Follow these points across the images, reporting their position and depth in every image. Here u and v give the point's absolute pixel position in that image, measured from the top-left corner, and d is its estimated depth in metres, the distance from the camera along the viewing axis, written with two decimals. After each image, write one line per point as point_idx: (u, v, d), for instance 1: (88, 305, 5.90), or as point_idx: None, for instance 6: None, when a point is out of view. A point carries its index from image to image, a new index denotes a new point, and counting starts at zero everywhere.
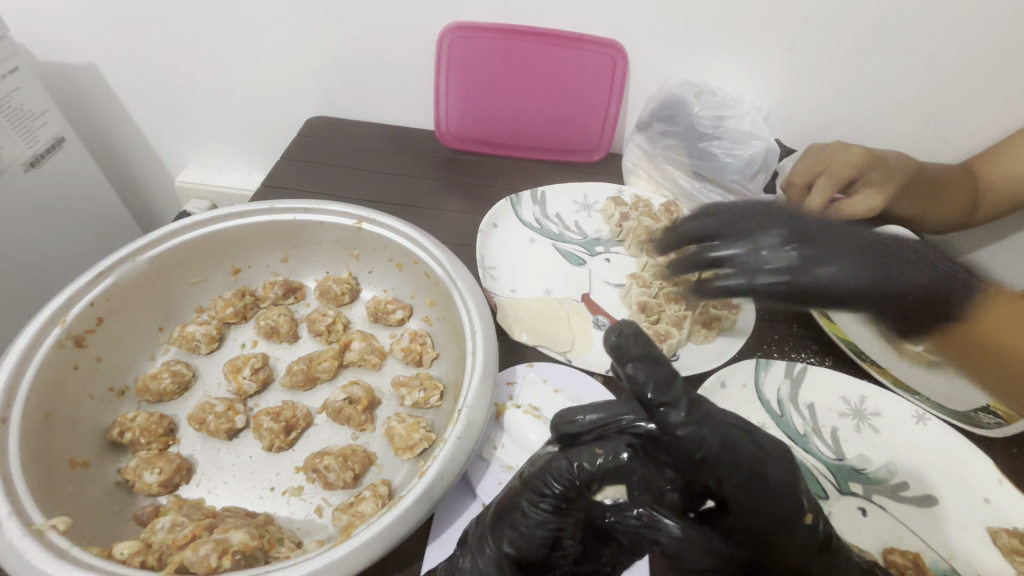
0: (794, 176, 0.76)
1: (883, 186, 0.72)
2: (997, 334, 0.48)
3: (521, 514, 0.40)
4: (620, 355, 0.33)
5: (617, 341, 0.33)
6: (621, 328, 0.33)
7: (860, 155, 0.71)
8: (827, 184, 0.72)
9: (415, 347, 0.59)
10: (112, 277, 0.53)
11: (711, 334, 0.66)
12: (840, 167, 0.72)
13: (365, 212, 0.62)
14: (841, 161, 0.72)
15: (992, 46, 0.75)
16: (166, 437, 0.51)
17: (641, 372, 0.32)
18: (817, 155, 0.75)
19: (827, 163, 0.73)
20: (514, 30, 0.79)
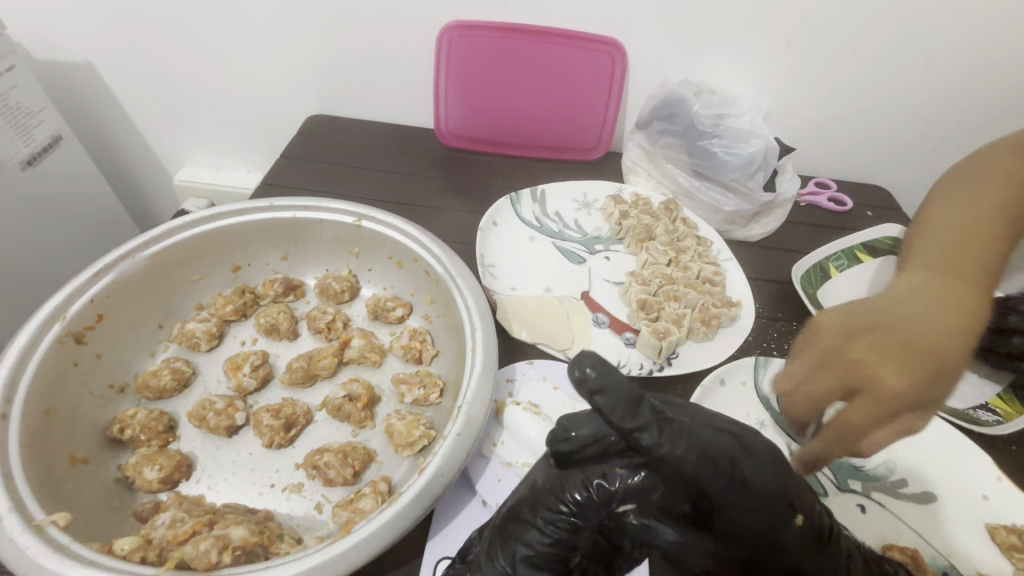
0: (793, 395, 0.41)
1: (936, 395, 0.38)
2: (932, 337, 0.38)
3: (535, 531, 0.39)
4: (586, 390, 0.32)
5: (586, 374, 0.32)
6: (586, 360, 0.32)
7: (875, 354, 0.38)
8: (842, 388, 0.38)
9: (415, 345, 0.59)
10: (112, 274, 0.53)
11: (711, 332, 0.66)
12: (852, 413, 0.38)
13: (365, 209, 0.62)
14: (867, 373, 0.37)
15: (990, 44, 0.75)
16: (166, 433, 0.51)
17: (610, 401, 0.32)
18: (825, 355, 0.39)
19: (847, 361, 0.38)
20: (513, 28, 0.79)
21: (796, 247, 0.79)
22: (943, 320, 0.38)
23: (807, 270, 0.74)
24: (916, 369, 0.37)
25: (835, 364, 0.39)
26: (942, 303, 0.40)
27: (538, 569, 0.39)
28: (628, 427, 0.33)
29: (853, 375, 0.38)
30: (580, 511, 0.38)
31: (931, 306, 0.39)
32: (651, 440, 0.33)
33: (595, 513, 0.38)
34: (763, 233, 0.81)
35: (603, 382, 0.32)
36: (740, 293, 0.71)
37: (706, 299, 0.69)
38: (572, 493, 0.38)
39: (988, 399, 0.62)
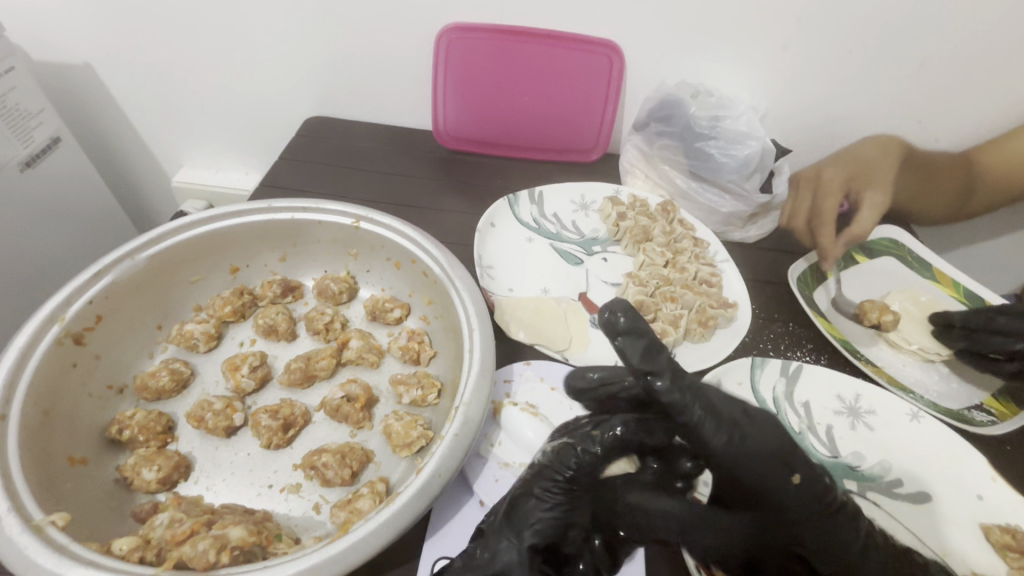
0: (796, 215, 0.82)
1: (872, 189, 0.83)
2: (849, 178, 0.84)
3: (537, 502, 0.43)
4: (612, 332, 0.39)
5: (613, 321, 0.38)
6: (614, 307, 0.39)
7: (839, 178, 0.83)
8: (830, 199, 0.82)
9: (413, 345, 0.59)
10: (112, 275, 0.53)
11: (708, 333, 0.66)
12: (827, 210, 0.82)
13: (363, 211, 0.62)
14: (830, 185, 0.82)
15: (986, 46, 0.76)
16: (165, 434, 0.51)
17: (630, 345, 0.38)
18: (809, 189, 0.83)
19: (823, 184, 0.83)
20: (511, 30, 0.79)
21: (792, 249, 0.80)
22: (839, 176, 0.83)
23: (801, 271, 0.75)
24: (827, 185, 0.83)
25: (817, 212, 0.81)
26: (821, 189, 0.83)
27: (541, 537, 0.42)
28: (641, 367, 0.38)
29: (829, 196, 0.82)
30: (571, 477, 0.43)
31: (817, 188, 0.83)
32: (655, 374, 0.38)
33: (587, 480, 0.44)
34: (760, 235, 0.81)
35: (634, 325, 0.39)
36: (737, 295, 0.72)
37: (703, 300, 0.69)
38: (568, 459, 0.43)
39: (982, 399, 0.63)
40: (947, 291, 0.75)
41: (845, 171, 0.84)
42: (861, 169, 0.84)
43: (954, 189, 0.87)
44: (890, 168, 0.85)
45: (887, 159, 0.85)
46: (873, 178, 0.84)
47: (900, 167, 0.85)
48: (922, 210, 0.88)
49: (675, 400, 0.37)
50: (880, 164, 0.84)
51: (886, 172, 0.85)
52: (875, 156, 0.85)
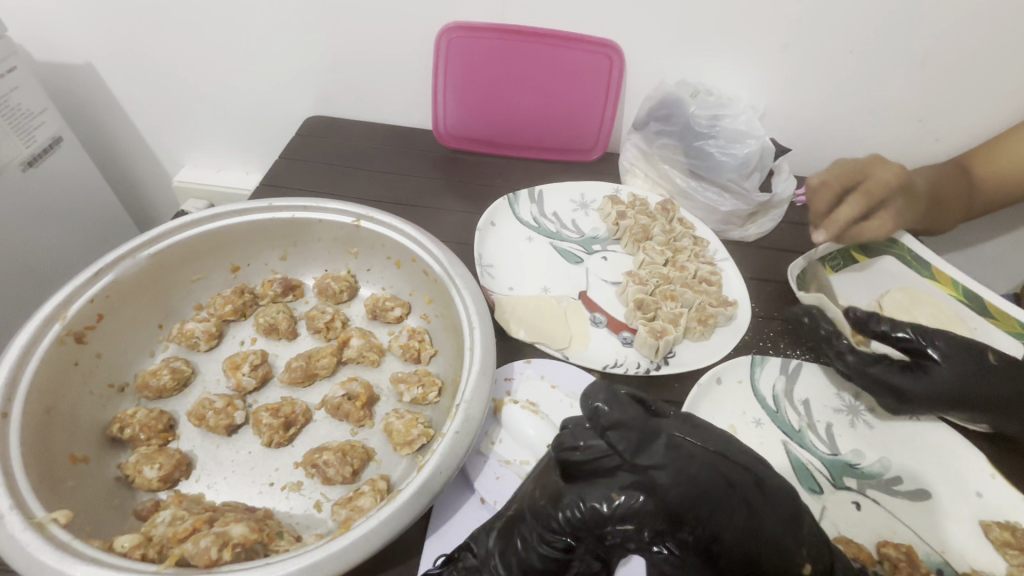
0: (830, 180, 0.76)
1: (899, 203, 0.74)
2: (899, 172, 0.75)
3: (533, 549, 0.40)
4: (599, 428, 0.36)
5: (597, 407, 0.36)
6: (595, 399, 0.36)
7: (897, 176, 0.74)
8: (880, 176, 0.74)
9: (413, 344, 0.59)
10: (113, 274, 0.54)
11: (708, 331, 0.66)
12: (874, 186, 0.74)
13: (363, 210, 0.62)
14: (878, 179, 0.74)
15: (984, 45, 0.76)
16: (166, 433, 0.51)
17: (620, 437, 0.37)
18: (856, 164, 0.76)
19: (869, 174, 0.75)
20: (511, 30, 0.79)
21: (791, 247, 0.80)
22: (895, 174, 0.74)
23: (801, 270, 0.75)
24: (881, 170, 0.75)
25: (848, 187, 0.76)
26: (877, 164, 0.76)
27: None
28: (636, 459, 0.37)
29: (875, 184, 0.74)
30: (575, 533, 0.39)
31: (874, 164, 0.76)
32: (651, 467, 0.37)
33: (587, 533, 0.39)
34: (759, 233, 0.81)
35: (616, 413, 0.36)
36: (737, 293, 0.72)
37: (702, 299, 0.69)
38: (566, 512, 0.38)
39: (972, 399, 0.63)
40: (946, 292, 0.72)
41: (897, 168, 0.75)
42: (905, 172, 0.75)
43: (958, 209, 0.83)
44: (935, 196, 0.79)
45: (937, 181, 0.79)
46: (912, 191, 0.76)
47: (944, 196, 0.79)
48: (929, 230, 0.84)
49: (676, 484, 0.37)
50: (937, 186, 0.78)
51: (932, 199, 0.79)
52: (932, 181, 0.78)
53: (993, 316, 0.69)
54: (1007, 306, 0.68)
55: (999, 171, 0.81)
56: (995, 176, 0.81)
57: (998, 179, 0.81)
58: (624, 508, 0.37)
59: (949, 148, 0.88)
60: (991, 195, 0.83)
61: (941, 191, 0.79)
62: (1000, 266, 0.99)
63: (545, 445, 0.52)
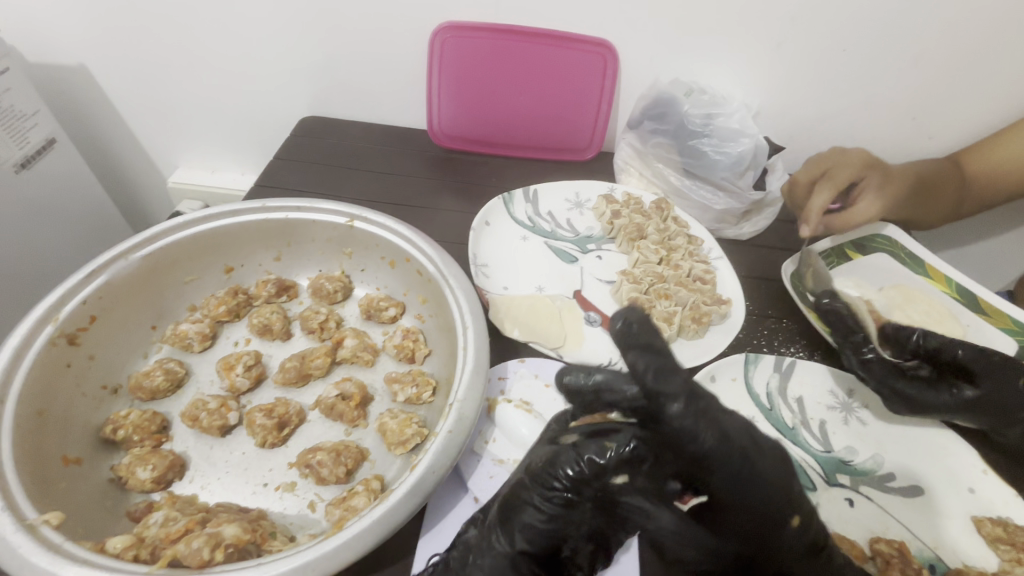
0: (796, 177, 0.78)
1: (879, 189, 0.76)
2: (864, 159, 0.76)
3: (533, 510, 0.42)
4: (627, 344, 0.39)
5: (624, 328, 0.40)
6: (626, 317, 0.40)
7: (857, 163, 0.76)
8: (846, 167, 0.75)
9: (408, 344, 0.59)
10: (105, 275, 0.53)
11: (702, 330, 0.66)
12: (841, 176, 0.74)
13: (357, 210, 0.62)
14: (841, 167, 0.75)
15: (975, 45, 0.76)
16: (159, 434, 0.51)
17: (642, 361, 0.38)
18: (815, 160, 0.78)
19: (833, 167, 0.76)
20: (506, 29, 0.80)
21: (785, 246, 0.80)
22: (853, 162, 0.76)
23: (795, 268, 0.75)
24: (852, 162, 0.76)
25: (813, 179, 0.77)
26: (843, 155, 0.77)
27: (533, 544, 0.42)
28: (654, 389, 0.37)
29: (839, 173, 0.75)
30: (575, 485, 0.41)
31: (843, 155, 0.77)
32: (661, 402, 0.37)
33: (588, 488, 0.41)
34: (753, 231, 0.81)
35: (643, 336, 0.39)
36: (731, 291, 0.72)
37: (697, 297, 0.69)
38: (565, 468, 0.41)
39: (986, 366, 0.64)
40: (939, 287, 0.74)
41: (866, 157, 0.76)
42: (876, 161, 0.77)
43: (952, 201, 0.83)
44: (926, 180, 0.80)
45: (924, 168, 0.81)
46: (895, 178, 0.77)
47: (935, 181, 0.80)
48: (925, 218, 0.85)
49: (684, 424, 0.37)
50: (924, 173, 0.80)
51: (923, 185, 0.80)
52: (918, 167, 0.81)
53: (988, 313, 0.71)
54: (1002, 304, 0.70)
55: (990, 168, 0.82)
56: (988, 173, 0.82)
57: (990, 177, 0.82)
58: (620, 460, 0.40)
59: (941, 146, 0.89)
60: (985, 191, 0.84)
61: (931, 178, 0.80)
62: (994, 264, 1.00)
63: None
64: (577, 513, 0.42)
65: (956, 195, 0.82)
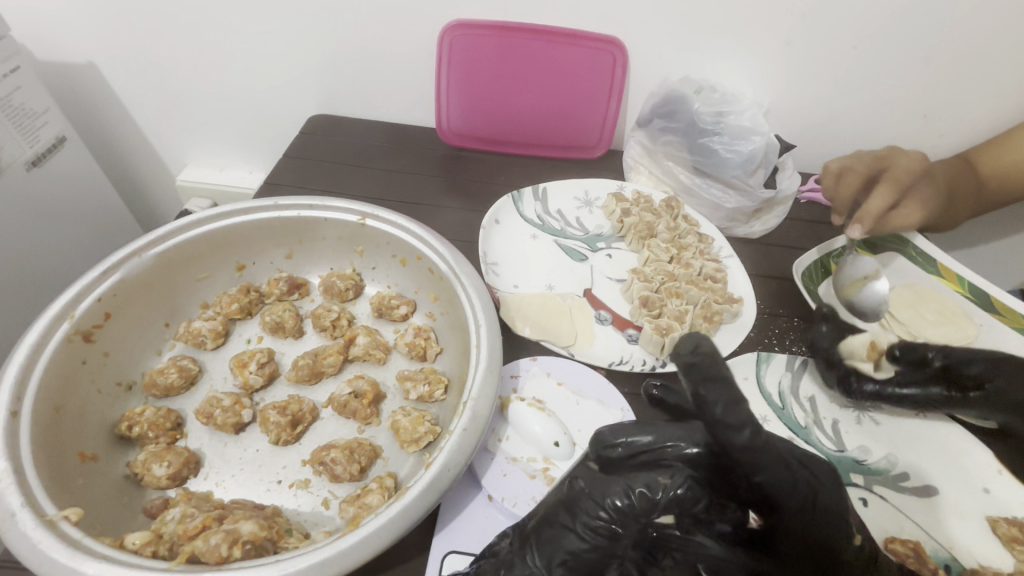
0: (851, 168, 0.75)
1: (926, 188, 0.75)
2: (919, 163, 0.74)
3: (575, 536, 0.40)
4: (693, 375, 0.35)
5: (688, 359, 0.36)
6: (697, 344, 0.35)
7: (918, 163, 0.74)
8: (905, 162, 0.74)
9: (419, 341, 0.59)
10: (120, 273, 0.53)
11: (713, 327, 0.66)
12: (898, 167, 0.73)
13: (368, 208, 0.62)
14: (902, 167, 0.73)
15: (989, 41, 0.76)
16: (174, 431, 0.51)
17: (715, 396, 0.35)
18: (871, 153, 0.76)
19: (891, 163, 0.74)
20: (516, 28, 0.80)
21: (796, 244, 0.80)
22: (914, 162, 0.74)
23: (806, 266, 0.75)
24: (914, 169, 0.74)
25: (850, 169, 0.75)
26: (899, 153, 0.75)
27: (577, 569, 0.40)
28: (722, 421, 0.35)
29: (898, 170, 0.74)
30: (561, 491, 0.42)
31: (898, 152, 0.75)
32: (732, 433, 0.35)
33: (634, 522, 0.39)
34: (764, 230, 0.81)
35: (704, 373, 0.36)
36: (741, 290, 0.72)
37: (707, 295, 0.69)
38: (612, 499, 0.40)
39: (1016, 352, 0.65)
40: (951, 286, 0.73)
41: (921, 161, 0.74)
42: (925, 167, 0.75)
43: (968, 201, 0.82)
44: (949, 178, 0.78)
45: (946, 169, 0.79)
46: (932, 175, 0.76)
47: (959, 184, 0.79)
48: (944, 223, 0.84)
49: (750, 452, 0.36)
50: (947, 175, 0.78)
51: (948, 185, 0.78)
52: (944, 169, 0.79)
53: (1000, 312, 0.70)
54: (1015, 303, 0.69)
55: (1008, 169, 0.80)
56: (1001, 172, 0.81)
57: (1004, 177, 0.81)
58: (671, 499, 0.39)
59: (954, 144, 0.88)
60: (997, 192, 0.83)
61: (955, 178, 0.78)
62: (1007, 263, 0.99)
63: (552, 442, 0.52)
64: (621, 547, 0.40)
65: (973, 198, 0.81)
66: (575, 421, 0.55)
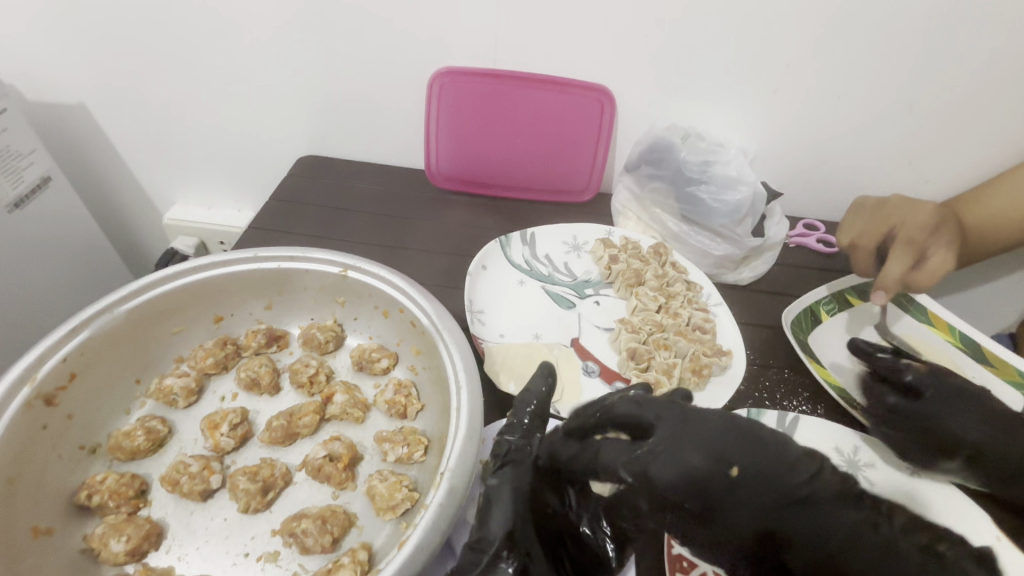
0: (859, 242, 0.75)
1: (939, 242, 0.73)
2: (930, 215, 0.74)
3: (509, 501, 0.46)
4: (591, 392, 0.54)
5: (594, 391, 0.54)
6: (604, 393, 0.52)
7: (927, 216, 0.74)
8: (914, 214, 0.74)
9: (400, 399, 0.57)
10: (88, 330, 0.51)
11: (703, 381, 0.65)
12: (909, 224, 0.73)
13: (351, 259, 0.61)
14: (911, 224, 0.73)
15: (968, 93, 0.77)
16: (137, 499, 0.49)
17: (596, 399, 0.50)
18: (877, 214, 0.76)
19: (899, 221, 0.74)
20: (504, 75, 0.80)
21: (785, 291, 0.79)
22: (923, 216, 0.74)
23: (796, 315, 0.73)
24: (931, 225, 0.73)
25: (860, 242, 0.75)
26: (909, 205, 0.76)
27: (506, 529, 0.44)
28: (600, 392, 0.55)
29: (911, 228, 0.73)
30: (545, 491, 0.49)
31: (909, 204, 0.76)
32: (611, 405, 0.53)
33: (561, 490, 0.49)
34: (752, 276, 0.81)
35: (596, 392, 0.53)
36: (730, 341, 0.70)
37: (696, 347, 0.68)
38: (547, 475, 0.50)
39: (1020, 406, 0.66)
40: (942, 336, 0.73)
41: (928, 215, 0.74)
42: (936, 217, 0.74)
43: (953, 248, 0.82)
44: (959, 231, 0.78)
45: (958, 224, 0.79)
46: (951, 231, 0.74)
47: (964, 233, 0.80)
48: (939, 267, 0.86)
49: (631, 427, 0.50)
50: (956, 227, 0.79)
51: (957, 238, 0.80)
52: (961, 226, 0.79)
53: (992, 363, 0.70)
54: (1005, 353, 0.69)
55: (990, 217, 0.81)
56: (986, 220, 0.81)
57: (989, 225, 0.81)
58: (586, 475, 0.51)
59: (939, 191, 0.89)
60: (984, 239, 0.83)
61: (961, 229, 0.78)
62: (997, 307, 0.98)
63: None
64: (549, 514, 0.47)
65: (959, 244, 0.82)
66: None
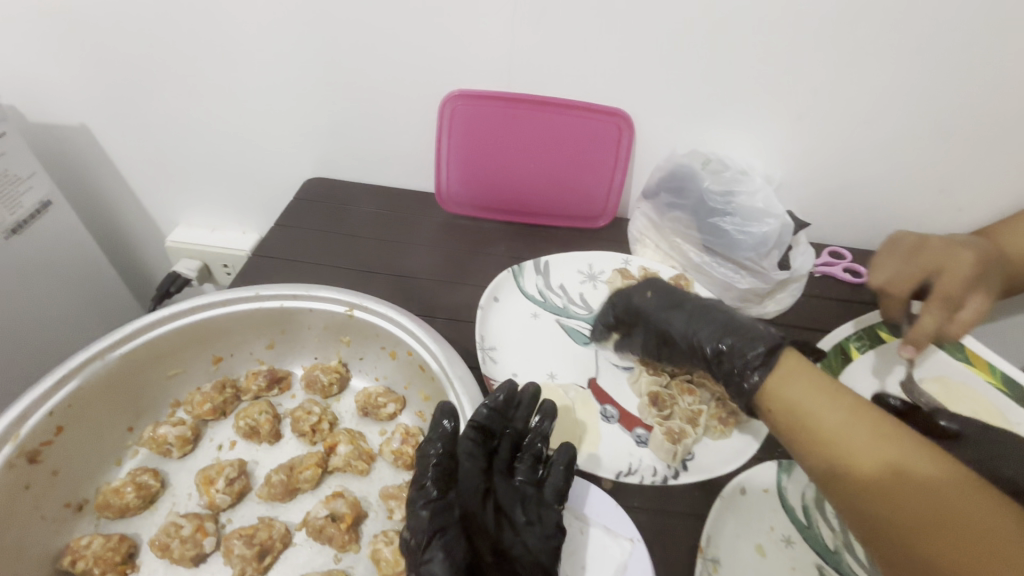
0: (891, 289, 0.64)
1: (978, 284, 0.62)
2: (970, 256, 0.61)
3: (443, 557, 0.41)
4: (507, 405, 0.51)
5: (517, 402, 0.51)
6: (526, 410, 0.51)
7: (970, 256, 0.61)
8: (954, 257, 0.62)
9: (407, 451, 0.53)
10: (77, 379, 0.49)
11: (729, 429, 0.61)
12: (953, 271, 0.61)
13: (357, 298, 0.57)
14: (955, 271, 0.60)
15: (1006, 119, 0.73)
16: (124, 565, 0.46)
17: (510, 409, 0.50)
18: (912, 259, 0.63)
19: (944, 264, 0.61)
20: (519, 99, 0.77)
21: (814, 326, 0.75)
22: (965, 261, 0.61)
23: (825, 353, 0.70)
24: (969, 269, 0.61)
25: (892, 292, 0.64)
26: (946, 247, 0.63)
27: None
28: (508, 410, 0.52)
29: (953, 274, 0.61)
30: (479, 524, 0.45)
31: (944, 244, 0.63)
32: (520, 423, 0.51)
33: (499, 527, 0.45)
34: (777, 310, 0.76)
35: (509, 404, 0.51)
36: None
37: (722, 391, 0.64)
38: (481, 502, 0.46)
39: None
40: (984, 377, 0.69)
41: (964, 256, 0.61)
42: (973, 260, 0.61)
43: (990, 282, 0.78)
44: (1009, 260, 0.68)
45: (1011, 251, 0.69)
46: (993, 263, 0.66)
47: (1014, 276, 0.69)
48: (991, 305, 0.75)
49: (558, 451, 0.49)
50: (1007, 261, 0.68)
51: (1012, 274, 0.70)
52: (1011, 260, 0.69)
53: None
54: None
55: None
56: None
57: None
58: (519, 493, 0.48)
59: (972, 219, 0.84)
60: None
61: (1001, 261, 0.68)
62: None
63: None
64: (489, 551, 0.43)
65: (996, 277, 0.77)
66: (580, 556, 0.50)
